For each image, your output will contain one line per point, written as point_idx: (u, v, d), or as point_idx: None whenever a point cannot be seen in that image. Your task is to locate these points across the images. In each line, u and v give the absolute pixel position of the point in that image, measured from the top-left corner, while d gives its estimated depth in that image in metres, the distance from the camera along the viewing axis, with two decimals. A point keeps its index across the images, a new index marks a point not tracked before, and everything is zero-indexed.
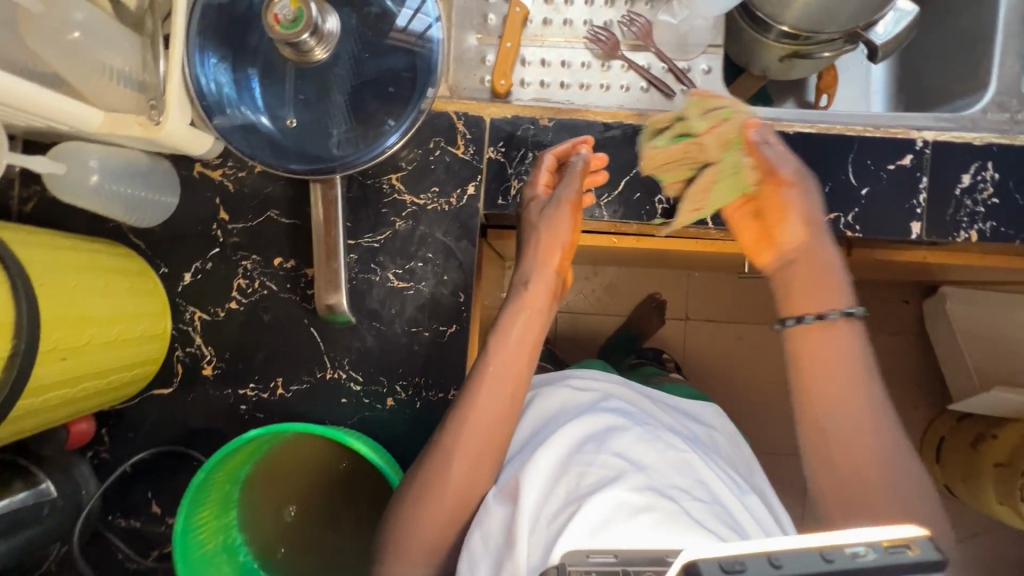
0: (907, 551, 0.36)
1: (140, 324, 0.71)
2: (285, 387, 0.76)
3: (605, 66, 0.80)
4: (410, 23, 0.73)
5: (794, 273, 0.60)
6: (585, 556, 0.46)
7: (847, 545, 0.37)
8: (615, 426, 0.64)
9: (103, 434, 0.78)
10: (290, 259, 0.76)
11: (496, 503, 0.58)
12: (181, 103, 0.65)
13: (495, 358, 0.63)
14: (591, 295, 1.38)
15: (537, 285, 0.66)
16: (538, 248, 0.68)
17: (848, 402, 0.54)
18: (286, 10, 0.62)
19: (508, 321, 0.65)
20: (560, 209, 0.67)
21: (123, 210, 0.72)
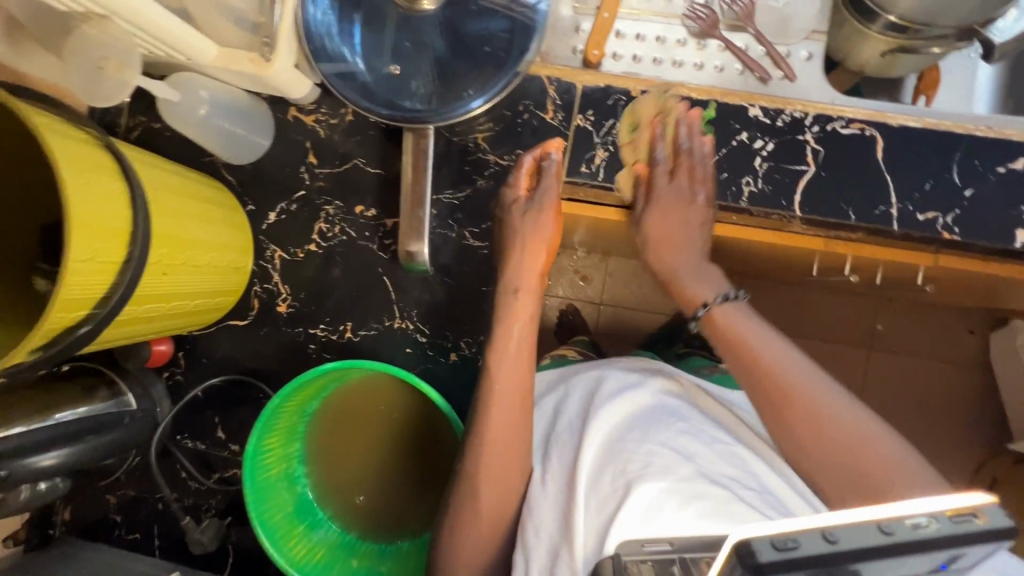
0: (974, 519, 0.34)
1: (228, 255, 0.74)
2: (353, 331, 0.78)
3: (701, 45, 0.79)
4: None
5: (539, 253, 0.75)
6: (640, 546, 0.47)
7: (907, 515, 0.35)
8: (652, 411, 0.63)
9: (179, 357, 0.82)
10: (372, 208, 0.77)
11: (547, 500, 0.59)
12: (288, 44, 0.67)
13: (499, 371, 0.65)
14: (645, 288, 1.37)
15: (525, 294, 0.70)
16: (523, 255, 0.72)
17: (766, 375, 0.60)
18: None
19: (501, 334, 0.68)
20: (546, 214, 0.73)
21: (222, 144, 0.75)
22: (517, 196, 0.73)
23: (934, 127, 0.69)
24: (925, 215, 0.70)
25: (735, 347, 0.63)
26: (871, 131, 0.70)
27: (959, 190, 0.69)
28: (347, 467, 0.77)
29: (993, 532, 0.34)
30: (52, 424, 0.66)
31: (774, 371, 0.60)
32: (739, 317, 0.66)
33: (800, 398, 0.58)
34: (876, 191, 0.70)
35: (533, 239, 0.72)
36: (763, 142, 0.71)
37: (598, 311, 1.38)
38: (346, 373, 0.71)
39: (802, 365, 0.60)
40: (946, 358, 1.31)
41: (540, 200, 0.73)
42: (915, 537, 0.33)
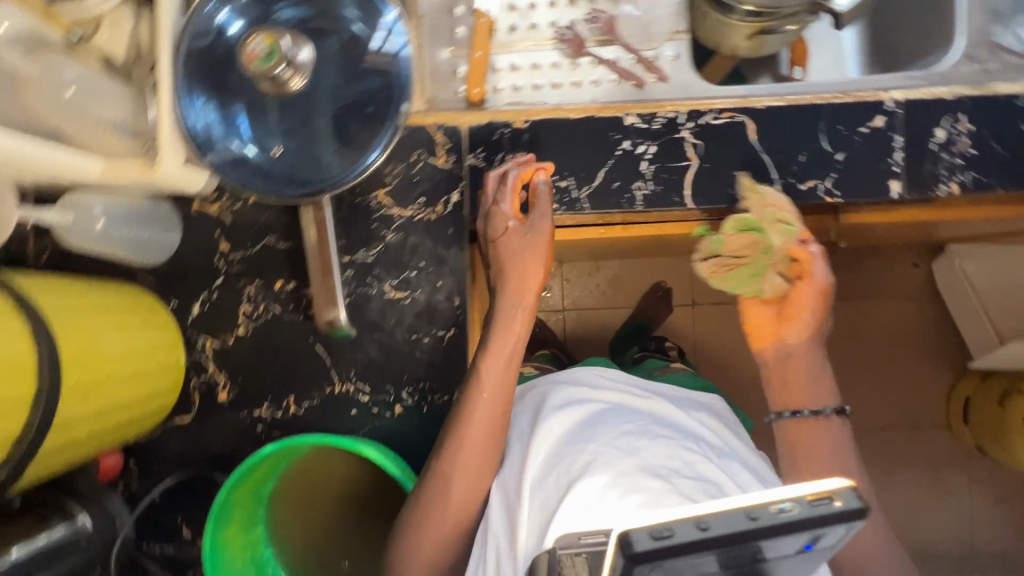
0: (831, 503, 0.40)
1: (155, 357, 0.74)
2: (297, 404, 0.79)
3: (574, 64, 0.82)
4: (385, 43, 0.76)
5: (788, 366, 0.71)
6: (576, 538, 0.43)
7: (777, 500, 0.40)
8: (599, 415, 0.67)
9: (131, 465, 0.81)
10: (291, 282, 0.79)
11: (498, 511, 0.61)
12: (171, 147, 0.69)
13: (485, 379, 0.67)
14: (597, 290, 1.40)
15: (518, 313, 0.69)
16: (515, 270, 0.70)
17: (834, 482, 0.63)
18: (259, 46, 0.66)
19: (494, 347, 0.68)
20: (540, 239, 0.71)
21: (127, 251, 0.75)
22: (504, 217, 0.71)
23: (795, 103, 0.74)
24: (806, 184, 0.74)
25: (801, 449, 0.65)
26: (741, 117, 0.74)
27: (831, 155, 0.73)
28: (323, 539, 0.78)
29: (846, 513, 0.39)
30: (8, 565, 0.65)
31: (825, 467, 0.64)
32: (832, 443, 0.65)
33: (844, 492, 0.62)
34: (757, 171, 0.74)
35: (527, 254, 0.70)
36: (644, 146, 0.75)
37: (557, 321, 1.41)
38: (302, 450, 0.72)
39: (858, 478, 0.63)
40: (888, 298, 1.37)
41: (535, 221, 0.72)
42: (775, 521, 0.39)
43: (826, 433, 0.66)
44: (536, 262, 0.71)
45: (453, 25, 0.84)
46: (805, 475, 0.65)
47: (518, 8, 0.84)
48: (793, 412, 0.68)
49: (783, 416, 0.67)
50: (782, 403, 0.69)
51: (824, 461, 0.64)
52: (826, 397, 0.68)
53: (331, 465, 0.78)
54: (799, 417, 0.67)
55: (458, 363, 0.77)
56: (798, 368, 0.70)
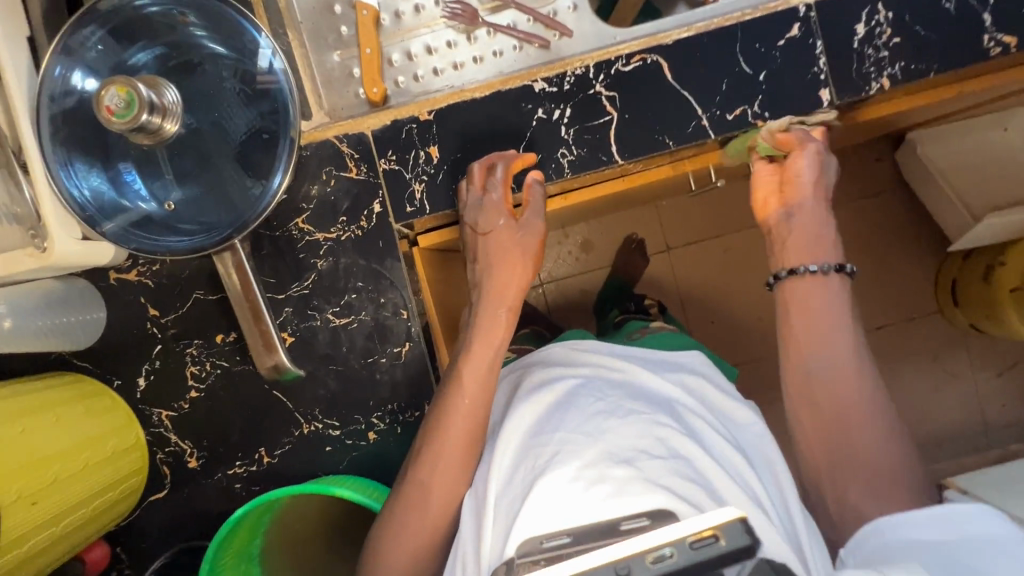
0: (716, 542, 0.36)
1: (108, 442, 0.71)
2: (270, 454, 0.76)
3: (472, 39, 0.77)
4: (272, 61, 0.69)
5: (791, 229, 0.64)
6: (539, 543, 0.45)
7: (655, 548, 0.37)
8: (569, 399, 0.65)
9: (119, 552, 0.79)
10: (230, 332, 0.75)
11: (469, 514, 0.59)
12: (60, 223, 0.63)
13: (467, 385, 0.65)
14: (571, 256, 1.37)
15: (506, 312, 0.68)
16: (501, 270, 0.69)
17: (833, 345, 0.58)
18: (115, 100, 0.56)
19: (473, 351, 0.66)
20: (532, 237, 0.70)
21: (51, 339, 0.72)
22: (496, 211, 0.69)
23: (705, 29, 0.69)
24: (733, 112, 0.70)
25: (799, 315, 0.60)
26: (653, 57, 0.70)
27: (753, 77, 0.69)
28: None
29: (732, 552, 0.36)
30: None
31: (827, 328, 0.58)
32: (829, 300, 0.59)
33: (839, 358, 0.57)
34: (681, 110, 0.70)
35: (510, 253, 0.69)
36: (559, 111, 0.71)
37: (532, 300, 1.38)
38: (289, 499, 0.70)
39: (857, 344, 0.58)
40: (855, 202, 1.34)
41: (528, 221, 0.70)
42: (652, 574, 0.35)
43: (827, 290, 0.60)
44: (523, 265, 0.70)
45: (336, 23, 0.78)
46: (793, 344, 0.59)
47: None
48: (791, 270, 0.62)
49: (792, 273, 0.61)
50: (790, 260, 0.62)
51: (821, 325, 0.59)
52: (831, 254, 0.62)
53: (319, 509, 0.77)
54: (798, 272, 0.61)
55: (422, 377, 0.74)
56: (815, 234, 0.63)
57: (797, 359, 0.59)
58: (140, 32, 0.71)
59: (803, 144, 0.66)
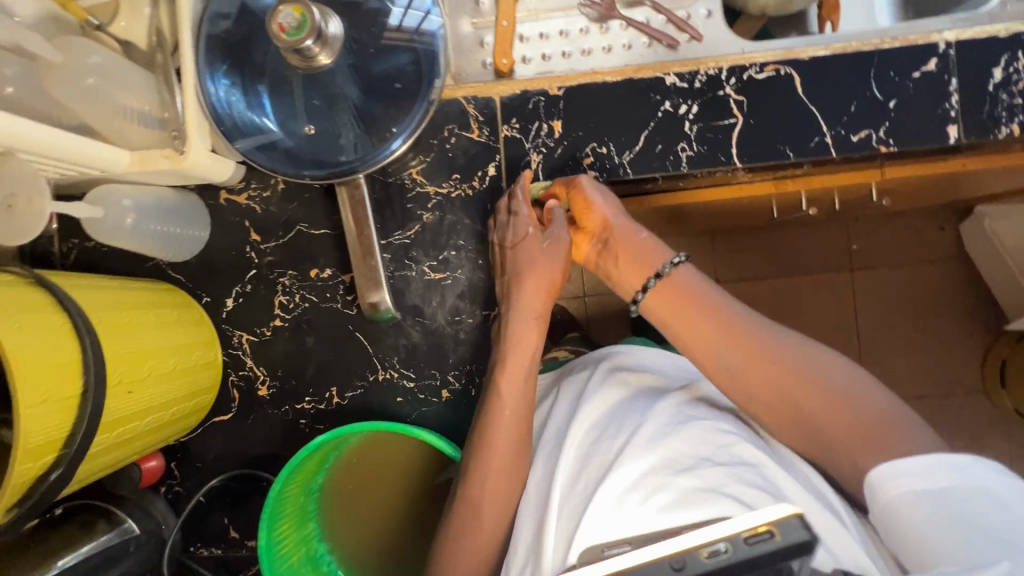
0: (771, 538, 0.36)
1: (193, 353, 0.72)
2: (340, 395, 0.77)
3: (603, 28, 0.79)
4: (404, 20, 0.73)
5: (616, 255, 0.70)
6: (601, 550, 0.51)
7: (709, 542, 0.37)
8: (627, 402, 0.67)
9: (173, 468, 0.79)
10: (326, 268, 0.76)
11: (530, 507, 0.64)
12: (199, 132, 0.67)
13: (508, 395, 0.67)
14: None
15: (536, 320, 0.70)
16: (532, 280, 0.70)
17: (730, 338, 0.63)
18: (289, 18, 0.60)
19: (510, 360, 0.69)
20: (559, 248, 0.71)
21: (157, 246, 0.73)
22: (525, 223, 0.70)
23: (843, 50, 0.70)
24: (858, 134, 0.71)
25: (682, 314, 0.65)
26: (786, 69, 0.71)
27: (883, 103, 0.70)
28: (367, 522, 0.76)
29: (789, 548, 0.36)
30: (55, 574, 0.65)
31: (702, 316, 0.64)
32: (700, 284, 0.66)
33: (733, 342, 0.62)
34: (806, 124, 0.71)
35: (539, 264, 0.70)
36: (686, 106, 0.72)
37: (583, 304, 1.38)
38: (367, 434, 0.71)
39: (741, 313, 0.64)
40: (923, 263, 1.32)
41: (554, 232, 0.72)
42: (706, 568, 0.36)
43: (681, 284, 0.66)
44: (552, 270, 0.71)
45: None
46: (697, 348, 0.64)
47: None
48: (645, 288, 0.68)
49: (645, 290, 0.67)
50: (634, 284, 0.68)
51: (708, 326, 0.64)
52: (662, 254, 0.69)
53: (375, 456, 0.74)
54: (653, 287, 0.67)
55: None
56: (642, 253, 0.69)
57: (706, 359, 0.64)
58: None
59: (570, 183, 0.70)
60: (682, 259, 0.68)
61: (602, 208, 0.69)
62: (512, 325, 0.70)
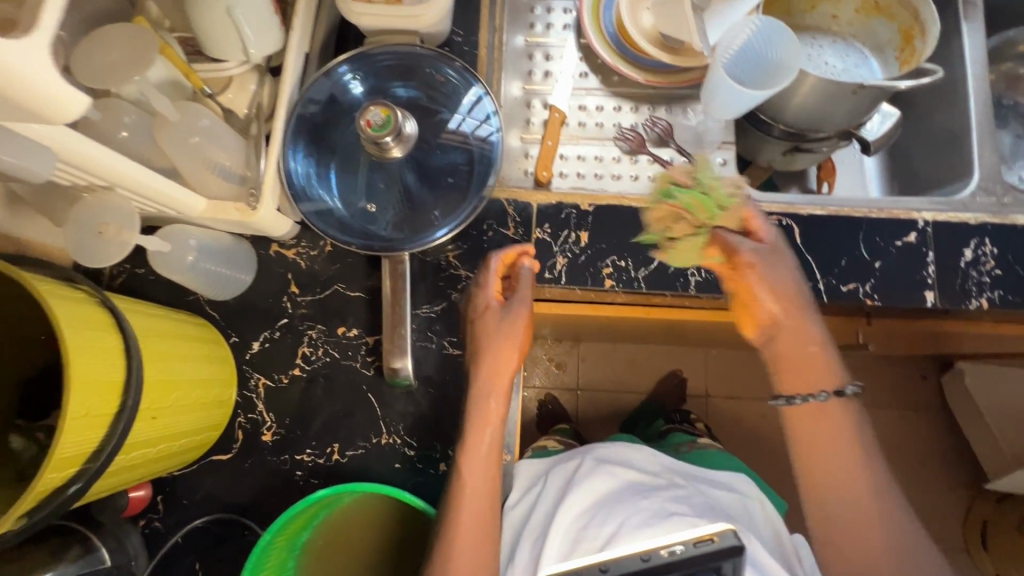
0: (712, 542, 0.54)
1: (213, 389, 0.75)
2: (341, 452, 0.79)
3: (633, 160, 0.92)
4: (461, 125, 0.84)
5: (776, 349, 0.71)
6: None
7: (670, 546, 0.54)
8: (615, 496, 0.76)
9: (158, 501, 0.79)
10: (353, 328, 0.82)
11: None
12: (273, 193, 0.75)
13: (468, 477, 0.70)
14: (617, 372, 1.42)
15: (495, 398, 0.73)
16: (491, 360, 0.74)
17: (850, 483, 0.66)
18: (376, 116, 0.72)
19: (472, 437, 0.71)
20: (516, 322, 0.75)
21: (204, 284, 0.79)
22: (486, 299, 0.77)
23: (837, 213, 0.81)
24: (846, 285, 0.80)
25: (814, 452, 0.68)
26: (787, 220, 0.82)
27: (869, 262, 0.80)
28: None
29: (724, 549, 0.53)
30: None
31: (826, 460, 0.67)
32: (839, 424, 0.67)
33: (843, 489, 0.67)
34: (802, 270, 0.80)
35: (499, 345, 0.74)
36: None
37: (576, 397, 1.42)
38: (360, 497, 0.72)
39: (870, 463, 0.67)
40: (904, 409, 1.38)
41: (513, 305, 0.76)
42: (664, 561, 0.53)
43: (843, 414, 0.68)
44: (511, 345, 0.74)
45: (528, 116, 0.95)
46: (811, 484, 0.68)
47: (587, 108, 0.95)
48: (789, 398, 0.70)
49: (790, 402, 0.69)
50: (788, 387, 0.70)
51: (837, 462, 0.67)
52: (835, 377, 0.69)
53: (364, 517, 0.75)
54: (821, 400, 0.67)
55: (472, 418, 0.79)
56: (782, 349, 0.70)
57: (815, 496, 0.68)
58: (389, 78, 0.84)
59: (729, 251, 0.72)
60: (854, 391, 0.68)
61: (773, 290, 0.70)
62: (473, 401, 0.73)
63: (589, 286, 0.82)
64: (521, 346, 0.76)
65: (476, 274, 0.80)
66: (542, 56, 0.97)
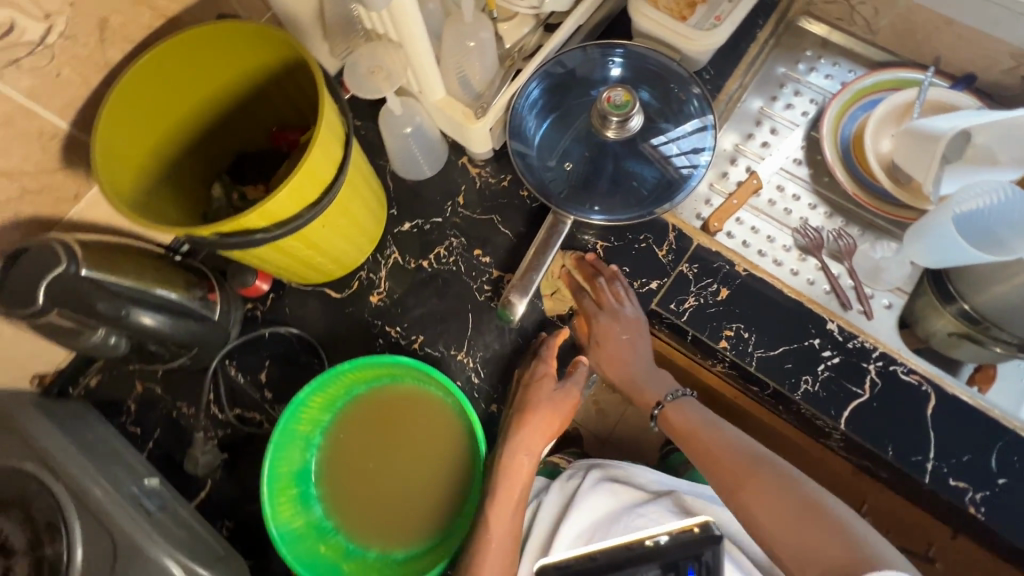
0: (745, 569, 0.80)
1: (359, 237, 0.85)
2: (420, 345, 0.86)
3: (802, 257, 0.92)
4: (662, 146, 0.89)
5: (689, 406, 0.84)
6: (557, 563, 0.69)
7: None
8: (615, 515, 0.83)
9: (268, 297, 0.90)
10: (486, 256, 0.89)
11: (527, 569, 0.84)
12: (494, 115, 0.85)
13: (495, 529, 0.70)
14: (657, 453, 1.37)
15: (527, 456, 0.75)
16: (535, 421, 0.77)
17: (716, 454, 0.76)
18: (617, 97, 0.85)
19: (500, 493, 0.73)
20: (566, 398, 0.81)
21: (400, 155, 0.90)
22: (545, 369, 0.80)
23: (984, 410, 0.76)
24: (956, 481, 0.74)
25: (686, 437, 0.80)
26: (927, 386, 0.77)
27: (993, 474, 0.74)
28: (356, 458, 0.77)
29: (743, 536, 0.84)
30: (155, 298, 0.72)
31: (710, 439, 0.77)
32: (690, 415, 0.81)
33: (715, 458, 0.76)
34: (918, 441, 0.76)
35: (547, 408, 0.77)
36: (830, 353, 0.80)
37: None
38: (427, 384, 0.77)
39: (732, 434, 0.78)
40: None
41: (568, 386, 0.83)
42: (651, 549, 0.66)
43: (683, 413, 0.82)
44: (553, 415, 0.78)
45: (726, 170, 0.98)
46: (711, 466, 0.76)
47: (784, 191, 0.96)
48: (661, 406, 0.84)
49: (663, 406, 0.83)
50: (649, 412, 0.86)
51: (711, 440, 0.77)
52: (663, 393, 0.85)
53: (414, 403, 0.78)
54: (666, 406, 0.83)
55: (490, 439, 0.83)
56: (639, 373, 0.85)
57: (723, 480, 0.74)
58: (641, 79, 0.91)
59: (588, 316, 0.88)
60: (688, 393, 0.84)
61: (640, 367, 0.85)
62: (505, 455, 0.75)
63: (704, 337, 0.82)
64: (564, 417, 0.81)
65: (539, 346, 0.84)
66: (769, 127, 1.00)
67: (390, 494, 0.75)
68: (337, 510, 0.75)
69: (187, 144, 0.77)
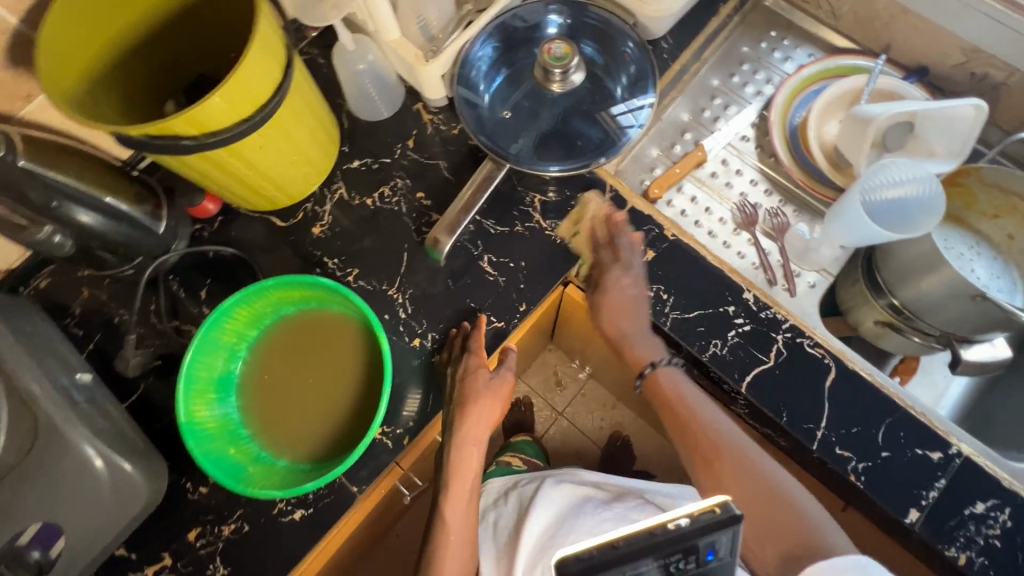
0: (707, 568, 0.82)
1: (307, 168, 0.88)
2: (355, 278, 0.89)
3: (736, 231, 0.94)
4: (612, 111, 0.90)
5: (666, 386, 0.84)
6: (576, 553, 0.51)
7: (674, 519, 0.52)
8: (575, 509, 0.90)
9: (216, 220, 0.93)
10: (428, 199, 0.92)
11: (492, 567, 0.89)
12: (445, 61, 0.86)
13: (451, 522, 0.80)
14: (601, 423, 1.41)
15: (475, 446, 0.83)
16: (474, 411, 0.81)
17: (696, 434, 0.80)
18: (557, 49, 0.88)
19: (455, 484, 0.82)
20: (501, 384, 0.84)
21: (354, 93, 0.92)
22: (479, 362, 0.82)
23: (879, 387, 0.79)
24: (842, 450, 0.77)
25: (669, 407, 0.83)
26: (829, 359, 0.81)
27: (877, 447, 0.77)
28: (278, 373, 0.81)
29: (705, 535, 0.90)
30: (100, 203, 0.75)
31: (687, 413, 0.82)
32: (680, 385, 0.84)
33: (696, 439, 0.80)
34: (812, 410, 0.79)
35: (485, 400, 0.82)
36: (742, 321, 0.83)
37: (554, 421, 1.43)
38: (348, 309, 0.81)
39: (713, 412, 0.82)
40: None
41: (500, 373, 0.85)
42: (673, 534, 0.51)
43: (671, 381, 0.84)
44: (492, 403, 0.83)
45: (676, 141, 0.99)
46: (690, 442, 0.81)
47: (728, 166, 0.98)
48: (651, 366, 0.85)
49: (656, 367, 0.84)
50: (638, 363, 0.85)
51: (691, 415, 0.81)
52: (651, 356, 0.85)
53: (336, 326, 0.82)
54: (653, 371, 0.84)
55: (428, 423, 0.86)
56: None
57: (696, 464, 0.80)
58: (582, 34, 0.93)
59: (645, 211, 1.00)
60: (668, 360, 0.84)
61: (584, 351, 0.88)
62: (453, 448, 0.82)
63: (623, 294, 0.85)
64: (504, 398, 0.85)
65: (467, 339, 0.84)
66: (721, 102, 1.01)
67: (304, 408, 0.79)
68: (257, 420, 0.79)
69: (140, 55, 0.80)
